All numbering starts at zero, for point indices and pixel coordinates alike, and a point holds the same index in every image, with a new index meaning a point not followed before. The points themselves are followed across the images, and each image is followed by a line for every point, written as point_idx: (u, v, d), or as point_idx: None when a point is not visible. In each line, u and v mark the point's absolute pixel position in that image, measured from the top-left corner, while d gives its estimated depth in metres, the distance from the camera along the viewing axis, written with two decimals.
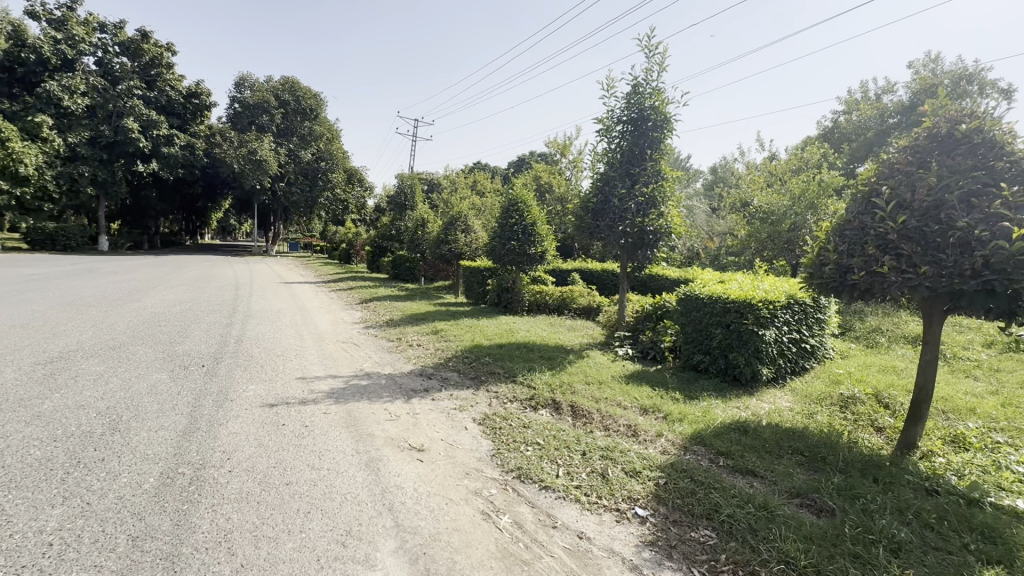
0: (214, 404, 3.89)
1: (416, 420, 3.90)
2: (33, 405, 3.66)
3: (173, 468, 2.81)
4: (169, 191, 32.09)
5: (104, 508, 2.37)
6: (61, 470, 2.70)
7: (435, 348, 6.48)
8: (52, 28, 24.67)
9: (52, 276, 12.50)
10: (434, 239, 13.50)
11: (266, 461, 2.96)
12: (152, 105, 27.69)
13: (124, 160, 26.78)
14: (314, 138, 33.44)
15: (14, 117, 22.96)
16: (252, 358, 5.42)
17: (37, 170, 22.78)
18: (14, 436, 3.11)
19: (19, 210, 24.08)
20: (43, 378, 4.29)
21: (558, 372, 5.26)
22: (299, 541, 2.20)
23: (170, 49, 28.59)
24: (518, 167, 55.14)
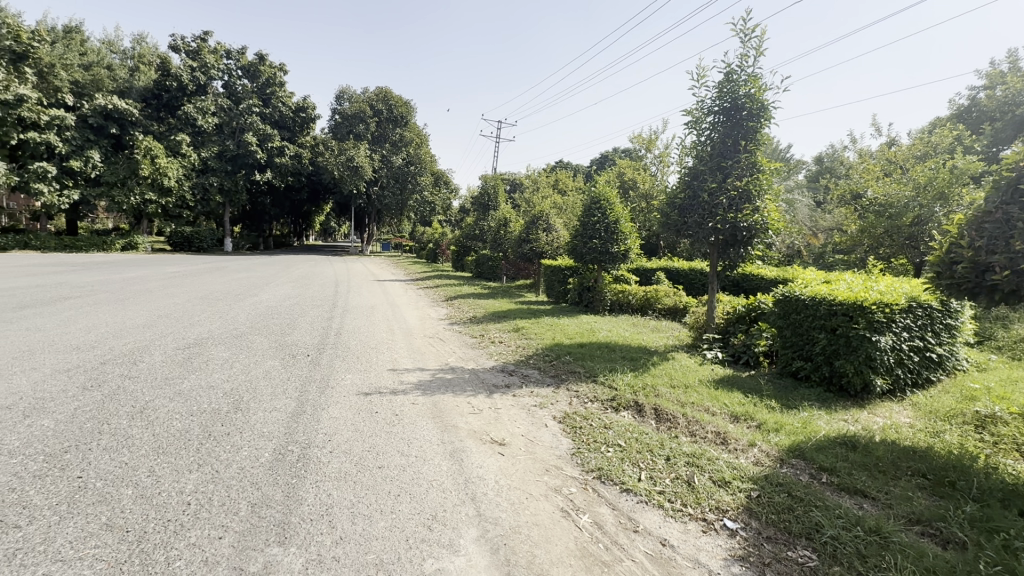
0: (318, 390, 4.29)
1: (498, 415, 4.00)
2: (175, 384, 4.27)
3: (283, 445, 3.13)
4: (280, 197, 35.65)
5: (230, 476, 2.70)
6: (197, 440, 3.13)
7: (516, 345, 6.58)
8: (190, 58, 28.45)
9: (190, 274, 14.47)
10: (516, 238, 13.70)
11: (362, 444, 3.21)
12: (268, 120, 30.91)
13: (245, 171, 29.60)
14: (405, 144, 35.31)
15: (162, 137, 27.06)
16: (350, 350, 5.88)
17: (178, 181, 26.53)
18: (162, 409, 3.67)
19: (164, 217, 27.99)
20: (183, 361, 4.98)
21: (640, 374, 5.12)
22: (391, 521, 2.35)
23: (283, 69, 31.70)
24: (601, 165, 54.45)
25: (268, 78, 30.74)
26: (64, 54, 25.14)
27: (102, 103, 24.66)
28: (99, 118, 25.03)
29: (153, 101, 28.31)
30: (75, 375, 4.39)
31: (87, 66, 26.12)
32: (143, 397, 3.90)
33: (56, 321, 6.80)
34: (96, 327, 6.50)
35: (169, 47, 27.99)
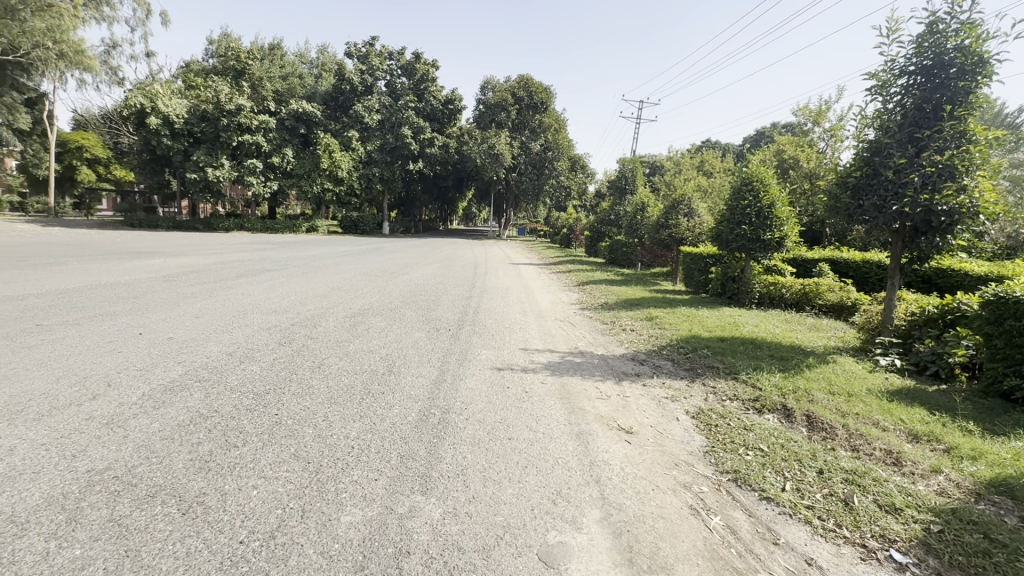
0: (458, 361, 4.68)
1: (627, 403, 3.94)
2: (343, 346, 5.01)
3: (428, 408, 3.49)
4: (430, 184, 38.87)
5: (385, 428, 3.12)
6: (360, 395, 3.66)
7: (649, 334, 6.36)
8: (359, 61, 32.20)
9: (357, 253, 16.67)
10: (653, 224, 13.16)
11: (494, 415, 3.43)
12: (421, 113, 33.68)
13: (401, 161, 32.87)
14: (544, 130, 35.69)
15: (338, 133, 31.20)
16: (485, 327, 6.27)
17: (349, 172, 30.47)
18: (334, 365, 4.34)
19: (338, 204, 32.46)
20: (349, 328, 5.79)
21: (791, 375, 4.59)
22: (518, 489, 2.49)
23: (435, 65, 34.16)
24: (756, 143, 49.20)
25: (422, 74, 33.40)
26: (269, 69, 30.40)
27: (295, 108, 29.32)
28: (292, 120, 29.83)
29: (332, 103, 32.78)
30: (273, 333, 5.39)
31: (285, 76, 31.21)
32: (320, 354, 4.66)
33: (260, 288, 8.37)
34: (288, 295, 7.86)
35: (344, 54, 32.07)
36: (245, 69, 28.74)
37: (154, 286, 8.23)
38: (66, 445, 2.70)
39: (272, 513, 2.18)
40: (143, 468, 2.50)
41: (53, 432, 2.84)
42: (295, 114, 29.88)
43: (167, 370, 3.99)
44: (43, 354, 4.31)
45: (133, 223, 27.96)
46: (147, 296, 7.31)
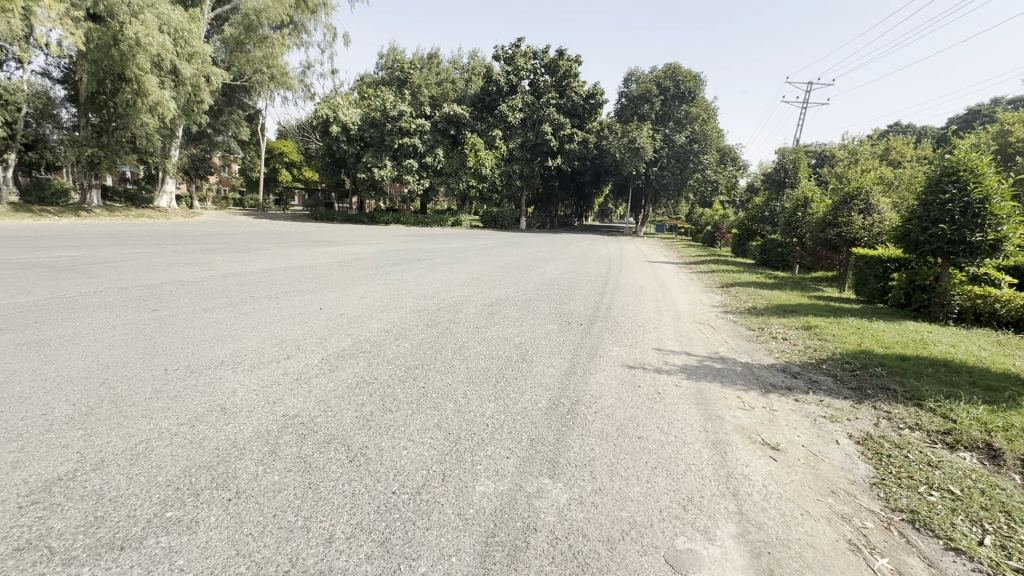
0: (588, 356, 4.69)
1: (774, 417, 3.58)
2: (481, 331, 5.36)
3: (557, 398, 3.56)
4: (567, 180, 39.12)
5: (517, 411, 3.27)
6: (494, 379, 3.87)
7: (806, 345, 5.64)
8: (506, 63, 33.50)
9: (496, 247, 17.52)
10: (816, 222, 11.62)
11: (624, 412, 3.38)
12: (562, 110, 33.92)
13: (541, 158, 33.61)
14: (690, 121, 33.44)
15: (484, 133, 33.04)
16: (618, 324, 6.16)
17: (492, 170, 32.11)
18: (473, 349, 4.67)
19: (480, 200, 34.44)
20: (487, 315, 6.15)
21: (1001, 409, 3.71)
22: (646, 489, 2.43)
23: (578, 60, 34.11)
24: (966, 125, 40.18)
25: (565, 71, 33.59)
26: (427, 77, 33.67)
27: (447, 111, 31.76)
28: (444, 122, 32.38)
29: (479, 104, 34.77)
30: (422, 315, 5.98)
31: (439, 83, 34.85)
32: (461, 338, 5.05)
33: (411, 276, 9.31)
34: (436, 282, 8.63)
35: (493, 57, 33.73)
36: (407, 78, 32.76)
37: (331, 269, 9.68)
38: (269, 392, 3.36)
39: (418, 472, 2.45)
40: (322, 418, 3.00)
41: (261, 380, 3.56)
42: (447, 117, 32.37)
43: (340, 341, 4.68)
44: (254, 320, 5.38)
45: (316, 216, 33.05)
46: (326, 278, 8.63)
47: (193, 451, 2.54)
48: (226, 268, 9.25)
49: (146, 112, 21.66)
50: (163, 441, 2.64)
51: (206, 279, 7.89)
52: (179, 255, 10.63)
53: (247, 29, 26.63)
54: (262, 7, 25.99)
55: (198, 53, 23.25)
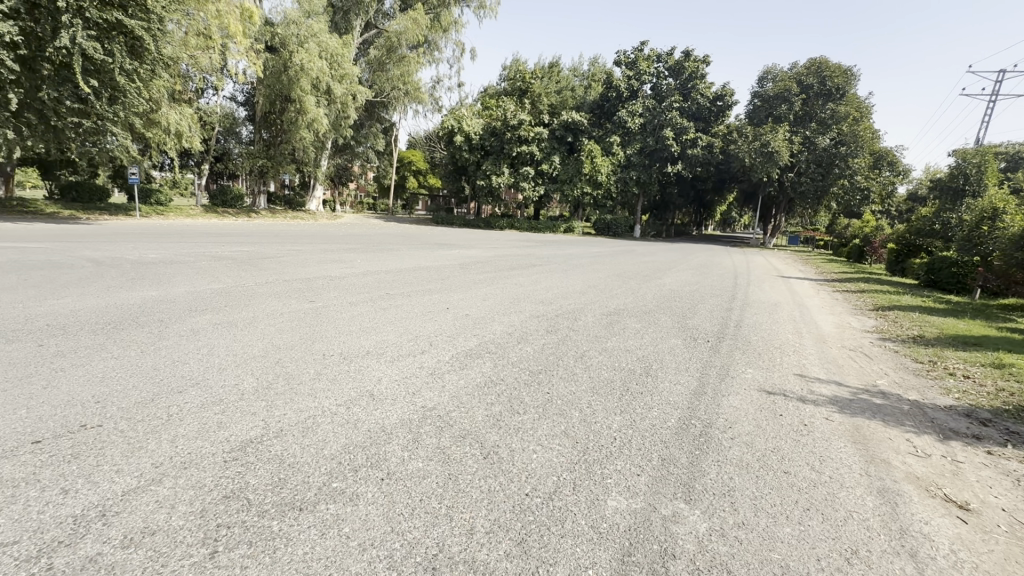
0: (719, 376, 4.38)
1: (959, 469, 3.02)
2: (601, 341, 5.28)
3: (688, 418, 3.38)
4: (687, 187, 37.15)
5: (645, 428, 3.17)
6: (618, 391, 3.79)
7: (999, 387, 4.68)
8: (628, 68, 32.82)
9: (610, 255, 17.18)
10: (1009, 238, 9.68)
11: (765, 442, 3.09)
12: (686, 113, 32.28)
13: (660, 164, 32.34)
14: (837, 121, 29.80)
15: (601, 140, 32.74)
16: (751, 344, 5.67)
17: (607, 177, 31.60)
18: (594, 359, 4.62)
19: (594, 207, 34.08)
20: (606, 325, 6.06)
21: None
22: (799, 532, 2.20)
23: (706, 61, 32.27)
24: None
25: (691, 73, 32.01)
26: (547, 86, 34.28)
27: (565, 119, 32.00)
28: (562, 130, 32.68)
29: (598, 111, 34.49)
30: (541, 321, 6.08)
31: (559, 91, 34.99)
32: (582, 346, 5.03)
33: (528, 281, 9.50)
34: (553, 288, 8.72)
35: (614, 63, 33.29)
36: (528, 87, 33.70)
37: (454, 271, 10.25)
38: (408, 384, 3.65)
39: (549, 477, 2.49)
40: (456, 413, 3.18)
41: (401, 372, 3.89)
42: (565, 124, 32.63)
43: (467, 340, 4.94)
44: (391, 315, 5.90)
45: (438, 220, 35.31)
46: (450, 279, 9.17)
47: (350, 431, 2.85)
48: (365, 266, 10.27)
49: (305, 127, 24.89)
50: (326, 418, 3.00)
51: (349, 276, 8.84)
52: (327, 253, 12.06)
53: (388, 50, 29.44)
54: (401, 30, 28.55)
55: (348, 75, 26.19)
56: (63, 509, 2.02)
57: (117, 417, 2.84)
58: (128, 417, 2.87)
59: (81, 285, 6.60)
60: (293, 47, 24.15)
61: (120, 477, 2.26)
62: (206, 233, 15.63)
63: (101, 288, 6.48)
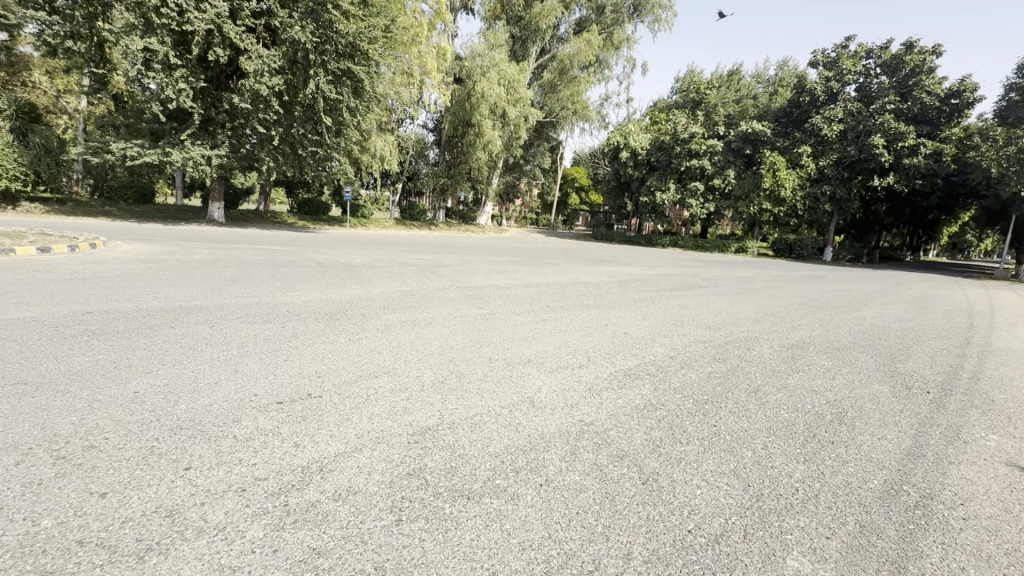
0: (944, 438, 3.50)
1: None
2: (781, 377, 4.67)
3: (897, 482, 2.79)
4: (901, 205, 30.78)
5: (836, 484, 2.70)
6: (802, 436, 3.31)
7: None
8: (826, 69, 28.73)
9: (793, 279, 15.15)
10: None
11: (1018, 533, 2.38)
12: (904, 116, 26.77)
13: (863, 177, 27.32)
14: None
15: (788, 152, 29.32)
16: (995, 404, 4.42)
17: (793, 194, 27.76)
18: (771, 396, 4.10)
19: (773, 225, 30.51)
20: (787, 359, 5.35)
21: None
22: None
23: (938, 51, 26.48)
24: None
25: (914, 67, 26.65)
26: (725, 95, 32.11)
27: (745, 129, 29.34)
28: (739, 142, 29.99)
29: (785, 119, 30.93)
30: (708, 347, 5.64)
31: (739, 100, 32.38)
32: (756, 380, 4.51)
33: (693, 303, 8.91)
34: (721, 313, 8.02)
35: (808, 65, 29.50)
36: (703, 98, 31.92)
37: (614, 288, 10.15)
38: (567, 396, 3.72)
39: (715, 519, 2.28)
40: (614, 432, 3.13)
41: (560, 384, 3.96)
42: (744, 135, 29.86)
43: (626, 359, 4.83)
44: (551, 327, 6.08)
45: (598, 236, 35.39)
46: (609, 296, 9.10)
47: (512, 433, 3.02)
48: (527, 278, 10.78)
49: (481, 149, 27.33)
50: (491, 418, 3.22)
51: (513, 286, 9.39)
52: (495, 264, 12.99)
53: (560, 73, 30.69)
54: (574, 52, 29.47)
55: (522, 99, 27.93)
56: (295, 459, 2.53)
57: (332, 391, 3.47)
58: (339, 392, 3.46)
59: (310, 281, 8.22)
60: (476, 77, 26.73)
61: (334, 441, 2.75)
62: (398, 242, 18.07)
63: (323, 285, 7.99)
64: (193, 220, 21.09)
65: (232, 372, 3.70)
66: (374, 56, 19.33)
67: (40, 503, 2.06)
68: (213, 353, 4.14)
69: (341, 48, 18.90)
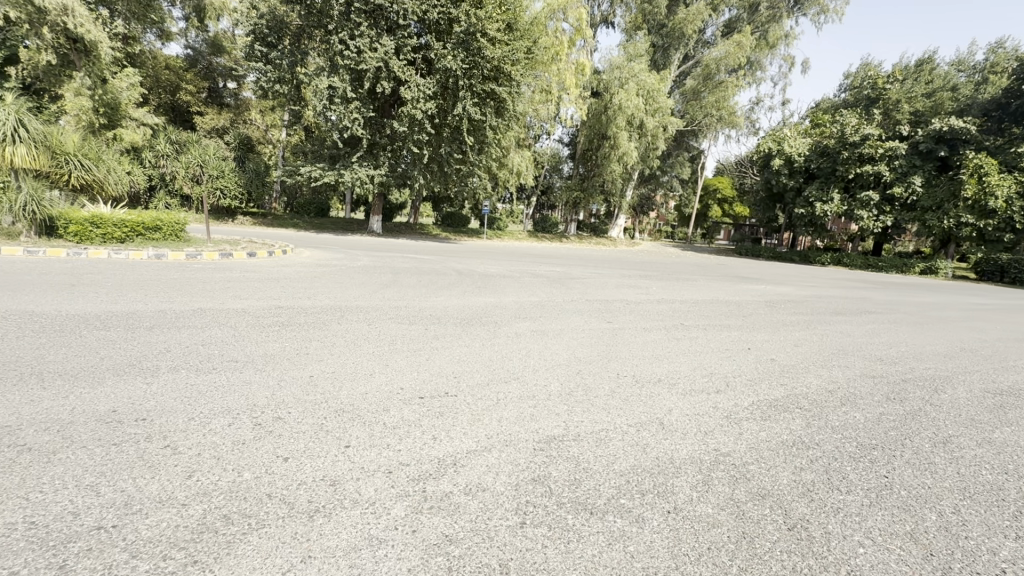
0: None
1: None
2: (983, 429, 3.78)
3: None
4: None
5: None
6: (1013, 506, 2.65)
7: None
8: None
9: (1006, 309, 12.17)
10: None
11: None
12: None
13: None
14: None
15: (999, 151, 23.22)
16: None
17: (1006, 202, 21.46)
18: (967, 450, 3.35)
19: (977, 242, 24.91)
20: (993, 408, 4.31)
21: None
22: None
23: None
24: None
25: None
26: (911, 89, 27.36)
27: (936, 127, 24.36)
28: (930, 142, 24.85)
29: (998, 113, 24.88)
30: (879, 383, 4.81)
31: (931, 93, 27.32)
32: (945, 428, 3.73)
33: (860, 331, 7.69)
34: (898, 345, 6.79)
35: None
36: (882, 94, 27.76)
37: (759, 309, 9.24)
38: (701, 421, 3.48)
39: None
40: (755, 467, 2.85)
41: (693, 408, 3.73)
42: (937, 135, 24.73)
43: (771, 389, 4.36)
44: (684, 347, 5.75)
45: (741, 251, 32.52)
46: (753, 317, 8.30)
47: (639, 453, 2.92)
48: (660, 294, 10.34)
49: (616, 161, 27.03)
50: (617, 435, 3.16)
51: (645, 302, 9.08)
52: (626, 278, 12.69)
53: (705, 78, 29.03)
54: (721, 56, 27.58)
55: (661, 108, 27.04)
56: (433, 451, 2.76)
57: (466, 391, 3.72)
58: (472, 393, 3.70)
59: (450, 288, 8.91)
60: (614, 90, 26.50)
61: (467, 439, 2.94)
62: (530, 254, 18.63)
63: (461, 292, 8.61)
64: (358, 231, 24.28)
65: (384, 366, 4.18)
66: (515, 77, 20.36)
67: (244, 458, 2.56)
68: (370, 348, 4.73)
69: (487, 72, 20.25)
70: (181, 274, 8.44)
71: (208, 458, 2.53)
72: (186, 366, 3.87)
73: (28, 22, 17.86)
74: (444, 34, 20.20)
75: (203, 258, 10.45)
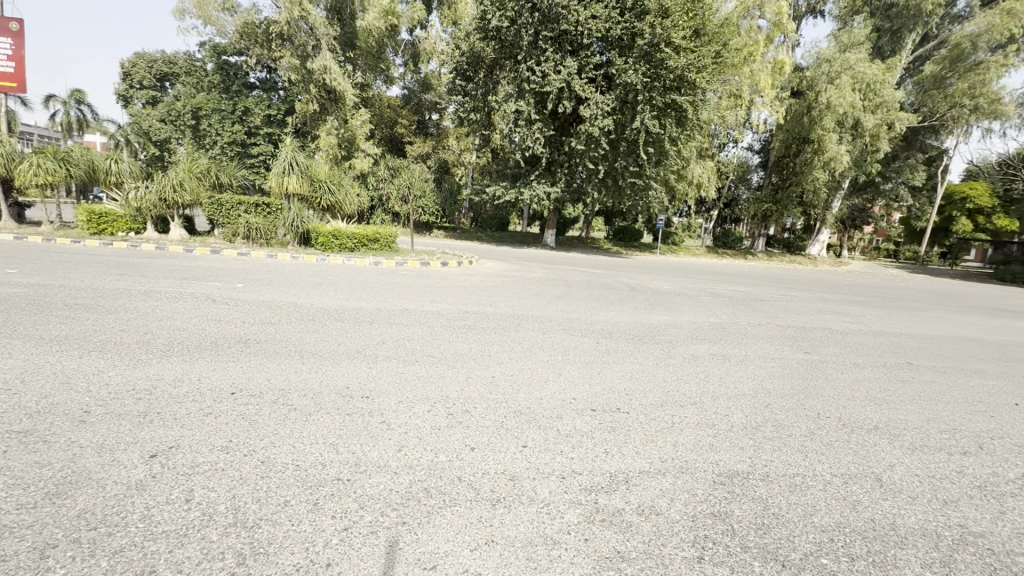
0: None
1: None
2: None
3: None
4: None
5: None
6: None
7: None
8: None
9: None
10: None
11: None
12: None
13: None
14: None
15: None
16: None
17: None
18: None
19: None
20: None
21: None
22: None
23: None
24: None
25: None
26: None
27: None
28: None
29: None
30: None
31: None
32: None
33: None
34: None
35: None
36: None
37: None
38: (939, 487, 2.80)
39: None
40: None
41: (927, 468, 3.02)
42: None
43: None
44: (914, 391, 4.68)
45: (1004, 276, 25.11)
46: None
47: (847, 509, 2.49)
48: (876, 324, 8.60)
49: (820, 167, 23.45)
50: (817, 483, 2.75)
51: (855, 332, 7.66)
52: (829, 303, 10.88)
53: (953, 61, 23.39)
54: (981, 30, 21.74)
55: (886, 103, 22.66)
56: (605, 465, 2.77)
57: (639, 410, 3.64)
58: (646, 413, 3.60)
59: (621, 303, 8.82)
60: (820, 87, 23.08)
61: (640, 458, 2.88)
62: (708, 271, 17.29)
63: (633, 308, 8.44)
64: (533, 244, 25.65)
65: (557, 375, 4.33)
66: (701, 84, 19.45)
67: (439, 442, 2.93)
68: (544, 356, 4.97)
69: (669, 82, 19.73)
70: (391, 278, 10.04)
71: (413, 437, 2.96)
72: (396, 356, 4.60)
73: (302, 81, 23.37)
74: (626, 48, 20.23)
75: (408, 266, 12.27)
